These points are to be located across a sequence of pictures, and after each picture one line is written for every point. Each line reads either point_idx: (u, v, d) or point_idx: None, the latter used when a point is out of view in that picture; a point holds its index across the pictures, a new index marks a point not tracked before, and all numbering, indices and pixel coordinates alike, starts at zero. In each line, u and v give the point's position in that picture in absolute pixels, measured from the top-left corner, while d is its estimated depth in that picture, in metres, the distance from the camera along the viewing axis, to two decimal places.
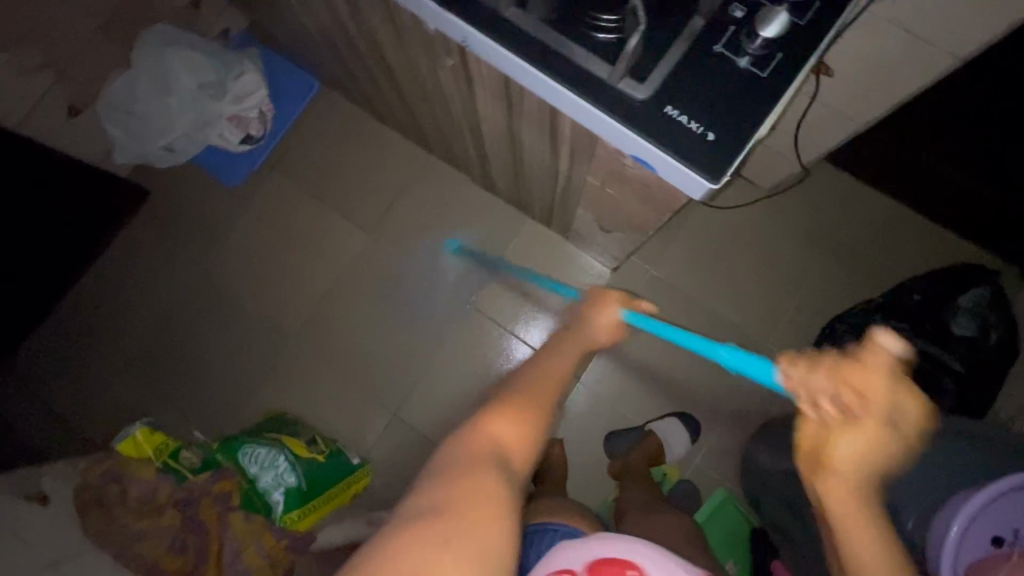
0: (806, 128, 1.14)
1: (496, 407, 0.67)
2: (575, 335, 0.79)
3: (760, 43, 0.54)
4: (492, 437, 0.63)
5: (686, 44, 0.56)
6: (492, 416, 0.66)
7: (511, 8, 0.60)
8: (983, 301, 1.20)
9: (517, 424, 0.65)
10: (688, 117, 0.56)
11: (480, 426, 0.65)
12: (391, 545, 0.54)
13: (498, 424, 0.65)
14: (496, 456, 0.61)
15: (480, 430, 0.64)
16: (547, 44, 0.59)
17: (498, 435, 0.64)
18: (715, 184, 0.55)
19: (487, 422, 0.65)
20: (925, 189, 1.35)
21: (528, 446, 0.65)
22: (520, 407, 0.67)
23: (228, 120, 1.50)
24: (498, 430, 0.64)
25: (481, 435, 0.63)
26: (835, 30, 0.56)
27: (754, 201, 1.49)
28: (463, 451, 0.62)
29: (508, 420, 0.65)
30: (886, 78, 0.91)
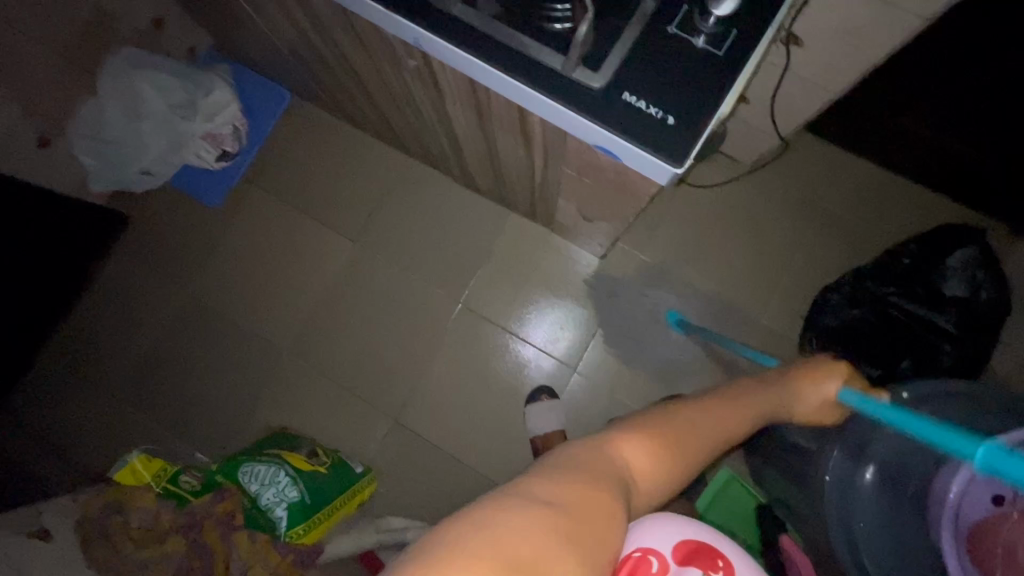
0: (781, 100, 1.13)
1: (637, 430, 0.64)
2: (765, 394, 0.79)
3: (713, 22, 0.53)
4: (626, 456, 0.60)
5: (639, 27, 0.55)
6: (628, 435, 0.63)
7: (459, 6, 0.59)
8: (971, 258, 1.19)
9: (652, 458, 0.62)
10: (646, 103, 0.55)
11: (617, 438, 0.62)
12: (510, 510, 0.48)
13: (633, 449, 0.61)
14: (623, 476, 0.58)
15: (615, 445, 0.61)
16: (498, 39, 0.58)
17: (631, 456, 0.61)
18: (679, 169, 0.55)
19: (619, 437, 0.62)
20: (906, 152, 1.34)
21: (658, 480, 0.62)
22: (666, 445, 0.64)
23: (203, 138, 1.49)
24: (636, 454, 0.61)
25: (615, 449, 0.60)
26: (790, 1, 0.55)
27: (737, 178, 1.48)
28: (589, 456, 0.58)
29: (648, 449, 0.63)
30: (855, 44, 0.90)
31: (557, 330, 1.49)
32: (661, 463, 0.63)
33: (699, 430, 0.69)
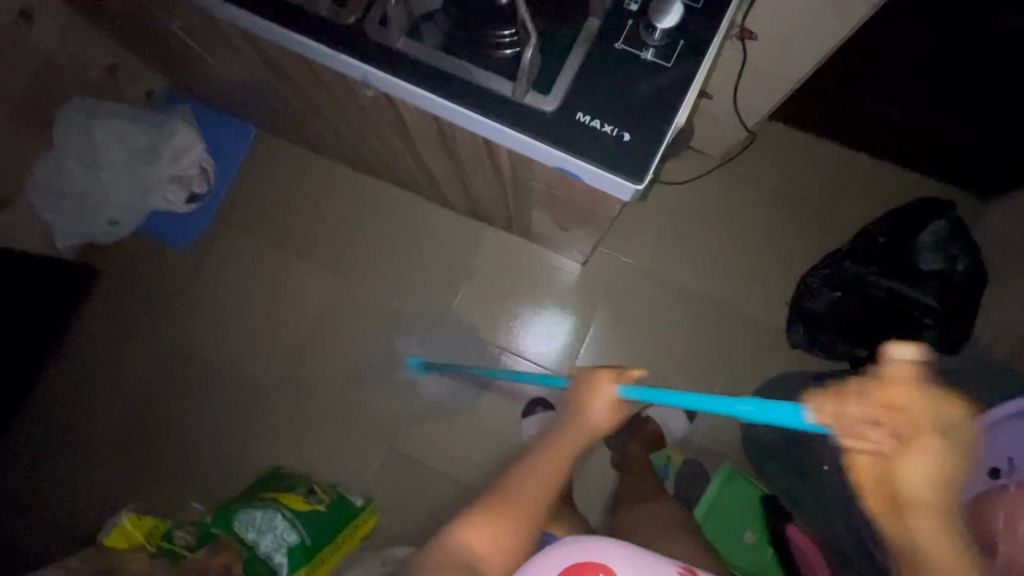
0: (743, 92, 1.14)
1: (472, 513, 0.71)
2: (571, 427, 0.76)
3: (659, 34, 0.55)
4: (464, 544, 0.69)
5: (587, 45, 0.57)
6: (464, 524, 0.71)
7: (403, 40, 0.60)
8: (944, 232, 1.21)
9: (493, 534, 0.70)
10: (601, 122, 0.57)
11: (453, 533, 0.70)
12: None
13: (469, 534, 0.70)
14: (466, 567, 0.67)
15: (452, 538, 0.70)
16: (450, 72, 0.59)
17: (472, 540, 0.69)
18: (639, 185, 0.56)
19: (455, 533, 0.70)
20: (870, 131, 1.36)
21: (509, 548, 0.70)
22: (501, 515, 0.71)
23: (170, 182, 1.46)
24: (476, 535, 0.69)
25: (453, 543, 0.69)
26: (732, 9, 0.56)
27: (708, 172, 1.49)
28: (433, 561, 0.67)
29: (484, 526, 0.70)
30: (808, 34, 0.91)
31: (548, 346, 1.47)
32: (507, 530, 0.70)
33: (533, 490, 0.72)
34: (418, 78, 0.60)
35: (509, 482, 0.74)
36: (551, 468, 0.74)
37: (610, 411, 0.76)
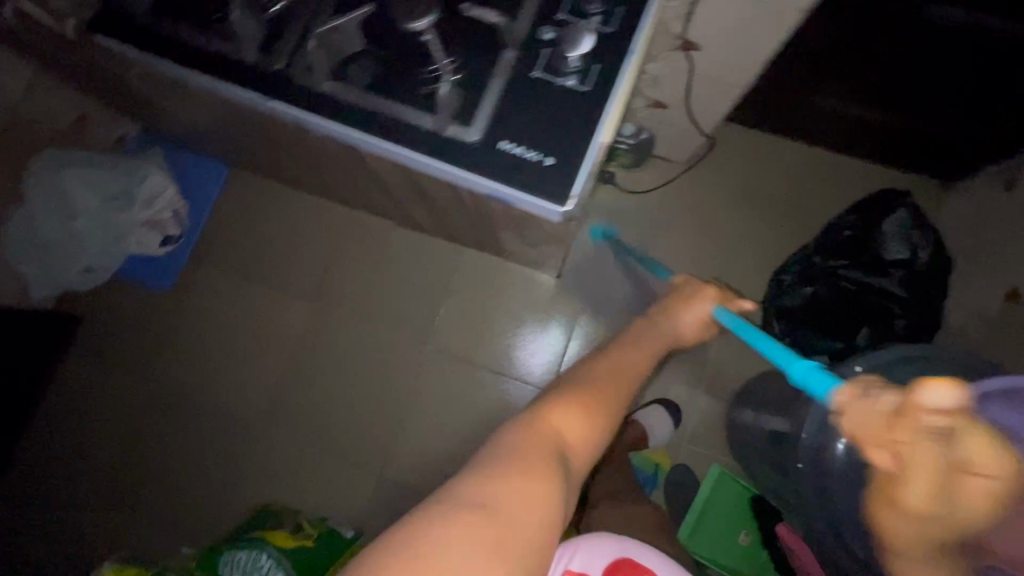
0: (696, 98, 1.17)
1: (565, 393, 0.72)
2: (658, 326, 0.88)
3: (573, 61, 0.61)
4: (563, 422, 0.68)
5: (503, 79, 0.63)
6: (563, 400, 0.71)
7: (329, 83, 0.65)
8: (908, 221, 1.22)
9: (587, 412, 0.70)
10: (523, 148, 0.62)
11: (548, 408, 0.69)
12: (448, 498, 0.57)
13: (564, 411, 0.69)
14: (559, 443, 0.65)
15: (549, 413, 0.68)
16: (378, 111, 0.64)
17: (567, 419, 0.68)
18: (562, 207, 0.61)
19: (553, 404, 0.69)
20: (827, 130, 1.39)
21: (599, 429, 0.71)
22: (591, 396, 0.72)
23: (143, 227, 1.46)
24: (569, 417, 0.69)
25: (548, 419, 0.67)
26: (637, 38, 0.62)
27: (674, 177, 1.51)
28: (532, 435, 0.65)
29: (578, 408, 0.70)
30: (746, 39, 0.94)
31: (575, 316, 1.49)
32: (599, 409, 0.72)
33: (621, 371, 0.78)
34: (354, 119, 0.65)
35: (597, 366, 0.78)
36: (641, 359, 0.82)
37: (691, 327, 0.91)
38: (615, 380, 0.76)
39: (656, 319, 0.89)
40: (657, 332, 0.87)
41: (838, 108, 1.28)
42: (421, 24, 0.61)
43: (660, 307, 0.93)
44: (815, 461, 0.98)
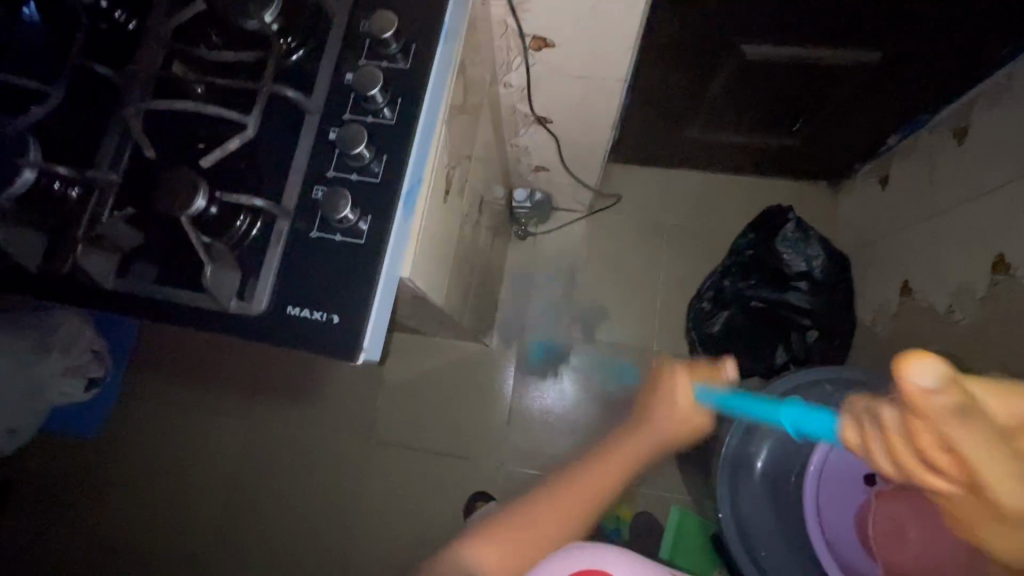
0: (571, 156, 1.20)
1: (489, 529, 0.66)
2: (636, 427, 0.71)
3: (343, 218, 0.50)
4: (477, 560, 0.64)
5: (280, 244, 0.50)
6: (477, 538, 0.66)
7: (65, 264, 0.50)
8: (792, 228, 1.24)
9: (507, 553, 0.64)
10: (309, 308, 0.50)
11: (465, 545, 0.66)
12: None
13: (481, 549, 0.65)
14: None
15: (463, 552, 0.65)
16: (135, 294, 0.50)
17: (480, 559, 0.65)
18: (356, 363, 0.49)
19: (465, 545, 0.66)
20: (709, 157, 1.44)
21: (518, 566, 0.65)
22: (519, 536, 0.65)
23: (63, 375, 1.30)
24: (485, 554, 0.65)
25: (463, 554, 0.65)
26: (424, 139, 0.54)
27: (580, 226, 1.55)
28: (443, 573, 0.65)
29: (497, 544, 0.65)
30: (587, 108, 0.98)
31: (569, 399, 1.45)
32: (516, 556, 0.65)
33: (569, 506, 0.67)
34: (118, 308, 0.51)
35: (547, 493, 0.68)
36: (603, 473, 0.69)
37: (675, 421, 0.70)
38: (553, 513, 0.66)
39: (636, 418, 0.73)
40: (645, 439, 0.70)
41: (713, 138, 1.34)
42: (199, 203, 0.48)
43: (643, 396, 0.74)
44: (737, 513, 0.92)
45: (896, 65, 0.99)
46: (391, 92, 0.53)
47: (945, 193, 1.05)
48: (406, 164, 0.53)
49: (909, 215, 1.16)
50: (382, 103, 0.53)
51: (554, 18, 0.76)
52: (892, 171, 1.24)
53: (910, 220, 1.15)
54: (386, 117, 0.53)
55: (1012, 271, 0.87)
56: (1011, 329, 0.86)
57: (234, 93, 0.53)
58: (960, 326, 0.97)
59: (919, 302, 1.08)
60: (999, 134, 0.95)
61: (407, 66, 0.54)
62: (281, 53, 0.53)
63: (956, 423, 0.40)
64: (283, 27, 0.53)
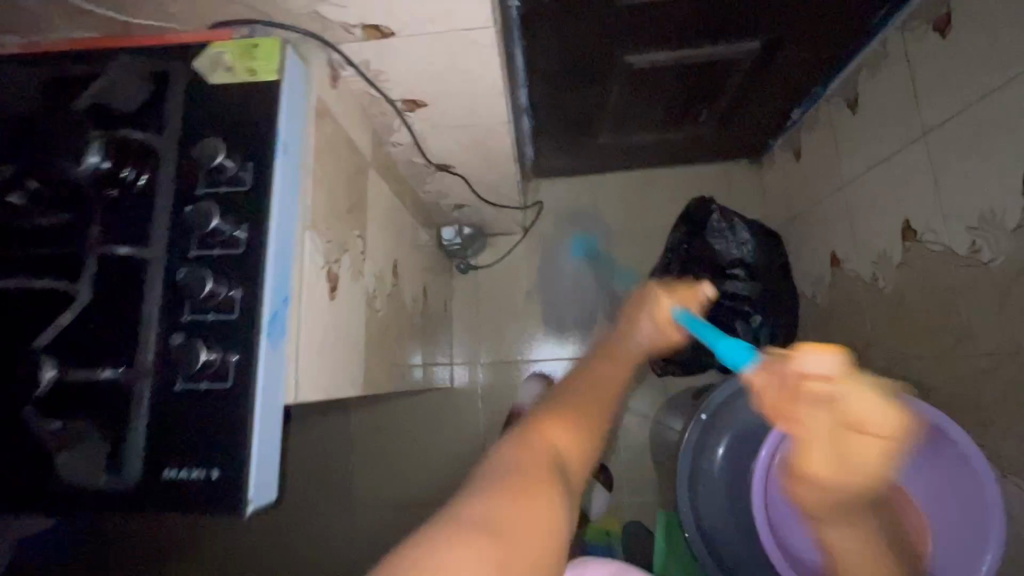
0: (484, 188, 1.18)
1: (551, 404, 0.52)
2: (623, 332, 0.68)
3: (204, 363, 0.48)
4: (549, 438, 0.48)
5: (147, 404, 0.48)
6: (551, 414, 0.51)
7: None
8: (716, 211, 1.26)
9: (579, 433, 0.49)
10: (186, 467, 0.47)
11: (534, 425, 0.49)
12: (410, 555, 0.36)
13: (556, 431, 0.48)
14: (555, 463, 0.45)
15: (535, 429, 0.49)
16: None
17: (558, 437, 0.48)
18: (246, 513, 0.47)
19: (538, 424, 0.49)
20: (628, 157, 1.44)
21: (592, 445, 0.49)
22: (576, 411, 0.51)
23: None
24: (553, 434, 0.48)
25: (538, 439, 0.47)
26: (278, 259, 0.52)
27: (516, 247, 1.54)
28: (516, 455, 0.46)
29: (561, 423, 0.49)
30: (480, 148, 0.97)
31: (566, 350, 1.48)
32: (588, 425, 0.51)
33: (604, 381, 0.56)
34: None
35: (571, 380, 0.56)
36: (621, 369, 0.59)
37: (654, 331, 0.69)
38: (592, 397, 0.53)
39: (624, 325, 0.70)
40: (636, 338, 0.67)
41: (626, 140, 1.34)
42: (48, 374, 0.46)
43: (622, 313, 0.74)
44: (699, 525, 0.91)
45: (774, 50, 0.99)
46: (235, 221, 0.51)
47: (849, 162, 1.06)
48: (262, 291, 0.50)
49: (823, 187, 1.17)
50: (226, 235, 0.50)
51: (413, 81, 0.74)
52: (801, 144, 1.25)
53: (826, 192, 1.16)
54: (237, 246, 0.51)
55: (919, 236, 0.88)
56: (929, 294, 0.87)
57: (65, 254, 0.49)
58: (886, 293, 0.98)
59: (848, 272, 1.10)
60: (883, 103, 0.95)
61: (247, 188, 0.52)
62: (119, 197, 0.51)
63: (820, 408, 0.45)
64: (119, 159, 0.50)
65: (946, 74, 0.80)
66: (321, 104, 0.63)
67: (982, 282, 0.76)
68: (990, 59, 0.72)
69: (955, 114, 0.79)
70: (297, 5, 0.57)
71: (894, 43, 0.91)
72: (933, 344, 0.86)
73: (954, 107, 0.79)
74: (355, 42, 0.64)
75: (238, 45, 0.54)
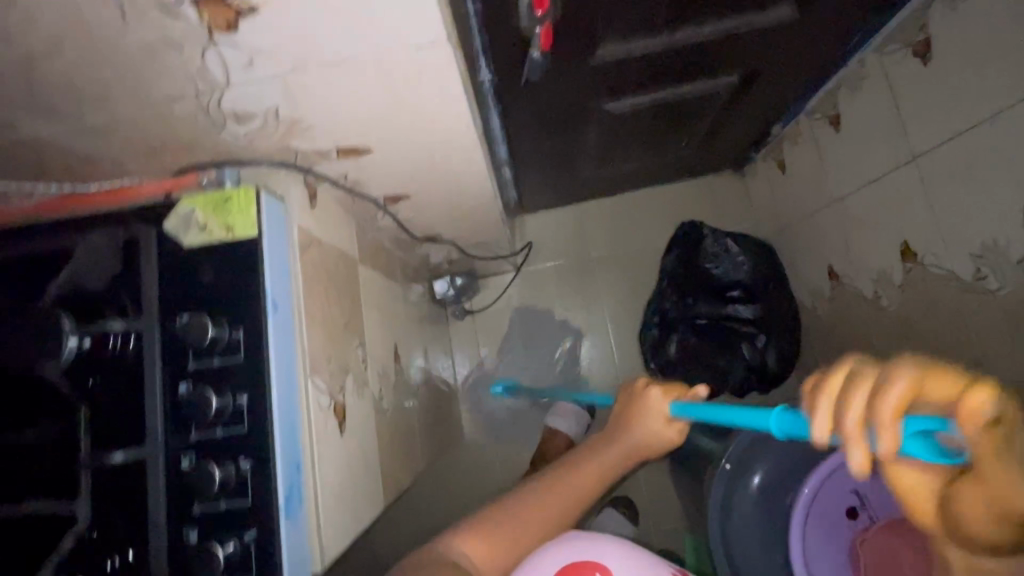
0: (471, 243, 1.15)
1: (475, 520, 0.60)
2: (605, 442, 0.71)
3: (222, 557, 0.46)
4: (469, 552, 0.56)
5: None
6: (471, 531, 0.58)
7: None
8: (708, 235, 1.25)
9: (495, 543, 0.58)
10: None
11: (454, 535, 0.57)
12: None
13: (476, 543, 0.57)
14: (460, 570, 0.53)
15: (451, 544, 0.56)
16: None
17: (472, 550, 0.56)
18: None
19: (452, 539, 0.57)
20: (610, 185, 1.42)
21: (507, 566, 0.58)
22: (509, 524, 0.60)
23: None
24: (473, 546, 0.57)
25: (454, 548, 0.56)
26: (283, 429, 0.49)
27: (509, 285, 1.51)
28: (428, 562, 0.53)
29: (489, 537, 0.58)
30: (465, 217, 0.93)
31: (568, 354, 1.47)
32: (515, 543, 0.59)
33: (560, 498, 0.64)
34: None
35: (529, 489, 0.64)
36: (581, 485, 0.66)
37: (651, 429, 0.72)
38: (534, 515, 0.61)
39: (612, 427, 0.75)
40: (616, 448, 0.71)
41: (609, 171, 1.31)
42: None
43: (616, 413, 0.77)
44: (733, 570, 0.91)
45: (751, 80, 0.98)
46: (236, 395, 0.49)
47: (837, 179, 1.05)
48: (273, 468, 0.48)
49: (812, 202, 1.16)
50: (228, 413, 0.48)
51: (394, 181, 0.71)
52: (784, 157, 1.24)
53: (815, 207, 1.15)
54: (238, 427, 0.48)
55: (919, 259, 0.88)
56: (935, 316, 0.86)
57: (56, 462, 0.46)
58: (890, 311, 0.97)
59: (848, 287, 1.09)
60: (867, 123, 0.94)
61: (241, 358, 0.49)
62: (94, 385, 0.47)
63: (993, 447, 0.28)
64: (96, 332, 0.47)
65: (933, 100, 0.79)
66: (305, 234, 0.60)
67: (990, 310, 0.76)
68: (980, 91, 0.71)
69: (945, 141, 0.78)
70: (267, 144, 0.54)
71: (872, 64, 0.91)
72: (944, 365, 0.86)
73: (943, 133, 0.78)
74: (331, 162, 0.61)
75: (210, 200, 0.51)
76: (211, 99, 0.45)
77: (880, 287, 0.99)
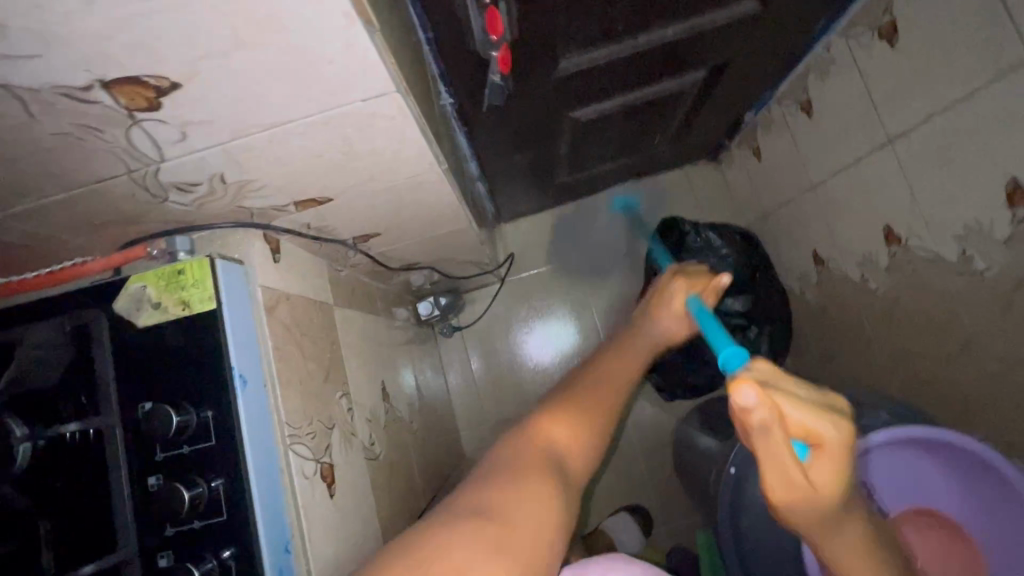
0: (452, 263, 1.12)
1: (549, 405, 0.54)
2: (635, 334, 0.69)
3: None
4: (552, 433, 0.50)
5: None
6: (550, 414, 0.52)
7: None
8: (688, 226, 1.23)
9: (571, 417, 0.52)
10: None
11: (537, 422, 0.51)
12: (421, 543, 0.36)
13: (557, 422, 0.51)
14: (553, 463, 0.46)
15: (537, 425, 0.50)
16: None
17: (558, 433, 0.50)
18: None
19: (538, 423, 0.51)
20: (588, 186, 1.40)
21: (584, 449, 0.51)
22: (575, 401, 0.54)
23: None
24: (557, 428, 0.50)
25: (541, 434, 0.49)
26: (264, 511, 0.46)
27: (495, 297, 1.48)
28: (517, 452, 0.46)
29: (564, 416, 0.52)
30: (442, 242, 0.90)
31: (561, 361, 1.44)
32: (585, 418, 0.53)
33: (611, 381, 0.58)
34: None
35: (575, 381, 0.59)
36: (625, 364, 0.62)
37: (672, 323, 0.70)
38: (591, 391, 0.56)
39: (638, 323, 0.72)
40: (646, 336, 0.68)
41: (585, 174, 1.29)
42: None
43: (636, 316, 0.75)
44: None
45: (720, 73, 0.96)
46: (211, 481, 0.46)
47: (814, 165, 1.04)
48: (258, 555, 0.45)
49: (790, 188, 1.15)
50: (205, 502, 0.45)
51: (361, 222, 0.67)
52: (759, 144, 1.23)
53: (794, 193, 1.14)
54: (218, 515, 0.46)
55: (904, 242, 0.87)
56: (925, 298, 0.86)
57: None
58: (879, 294, 0.96)
59: (834, 271, 1.08)
60: (839, 108, 0.93)
61: (213, 442, 0.46)
62: (63, 485, 0.44)
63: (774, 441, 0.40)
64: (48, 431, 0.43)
65: (904, 82, 0.78)
66: (272, 293, 0.57)
67: (979, 290, 0.75)
68: (951, 72, 0.70)
69: (920, 123, 0.77)
70: (219, 207, 0.50)
71: (840, 49, 0.89)
72: (938, 347, 0.86)
73: (917, 117, 0.77)
74: (291, 215, 0.57)
75: (163, 276, 0.48)
76: (147, 174, 0.43)
77: (867, 271, 0.98)
